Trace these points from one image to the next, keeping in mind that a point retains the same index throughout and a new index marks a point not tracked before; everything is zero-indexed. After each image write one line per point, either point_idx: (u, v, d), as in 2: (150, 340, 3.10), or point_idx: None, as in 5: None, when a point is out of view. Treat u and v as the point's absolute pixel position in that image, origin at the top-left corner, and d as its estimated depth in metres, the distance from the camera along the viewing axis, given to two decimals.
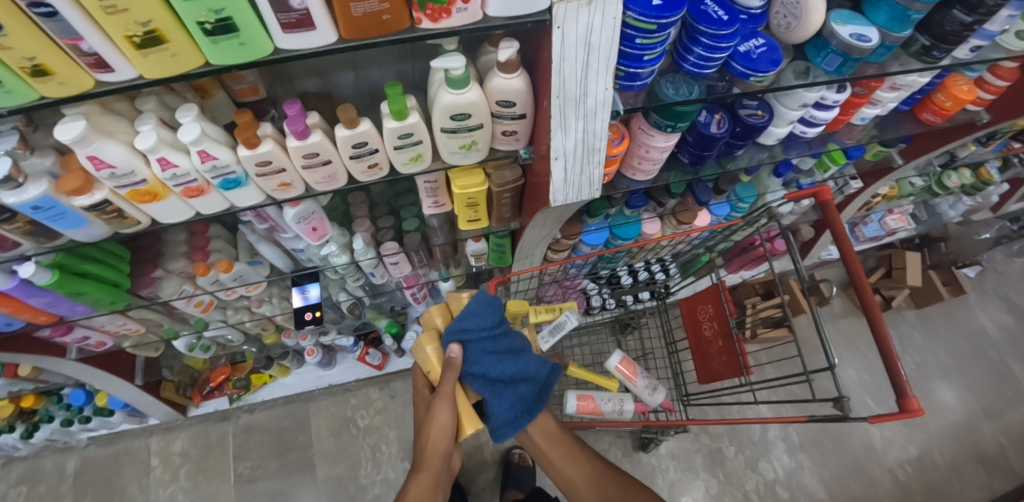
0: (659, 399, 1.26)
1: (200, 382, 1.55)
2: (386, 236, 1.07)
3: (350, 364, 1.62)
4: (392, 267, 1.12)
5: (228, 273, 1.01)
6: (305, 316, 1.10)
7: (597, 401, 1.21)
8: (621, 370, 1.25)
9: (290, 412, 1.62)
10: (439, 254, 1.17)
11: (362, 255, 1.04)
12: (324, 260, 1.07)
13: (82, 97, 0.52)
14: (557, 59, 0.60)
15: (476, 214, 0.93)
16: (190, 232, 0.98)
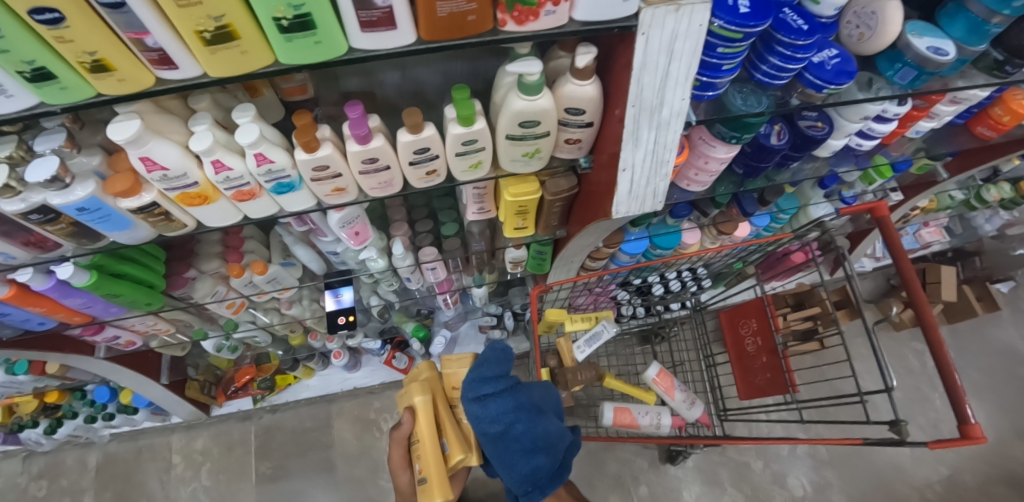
0: (698, 414, 1.22)
1: (225, 381, 1.53)
2: (425, 240, 1.04)
3: (375, 366, 1.58)
4: (429, 273, 1.09)
5: (262, 275, 0.98)
6: (339, 321, 1.05)
7: (636, 415, 1.18)
8: (660, 383, 1.21)
9: (313, 413, 1.60)
10: (476, 260, 1.14)
11: (400, 259, 1.01)
12: (361, 263, 1.04)
13: (140, 95, 0.49)
14: (637, 66, 0.56)
15: (525, 221, 0.89)
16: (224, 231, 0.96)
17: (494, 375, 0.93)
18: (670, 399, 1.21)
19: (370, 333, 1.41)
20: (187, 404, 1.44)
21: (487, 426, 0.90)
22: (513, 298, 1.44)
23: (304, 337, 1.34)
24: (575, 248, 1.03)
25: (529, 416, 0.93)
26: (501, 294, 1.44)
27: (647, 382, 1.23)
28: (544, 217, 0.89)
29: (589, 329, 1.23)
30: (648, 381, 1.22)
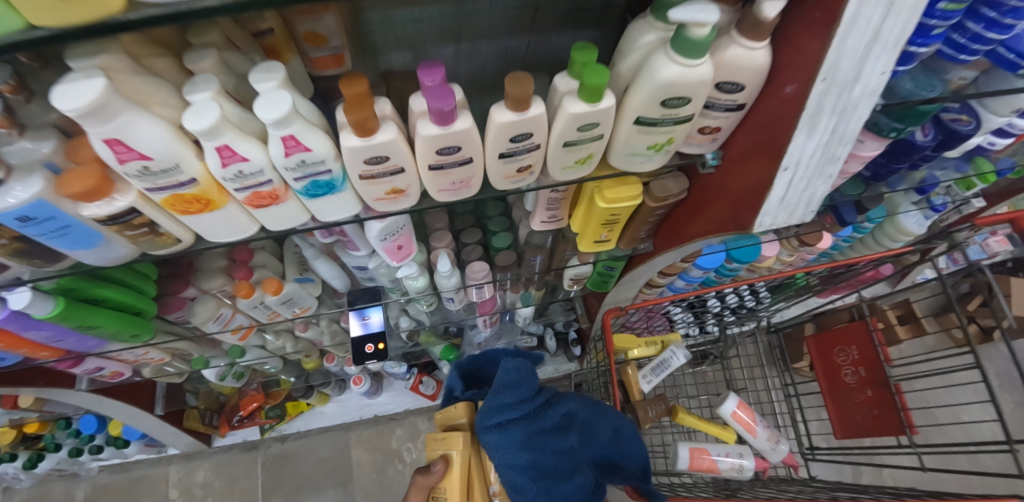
0: (784, 454, 1.04)
1: (228, 409, 1.30)
2: (473, 254, 0.87)
3: (397, 391, 1.38)
4: (475, 293, 0.91)
5: (276, 296, 0.83)
6: (365, 350, 0.91)
7: (715, 458, 0.99)
8: (740, 418, 1.03)
9: (327, 442, 1.39)
10: (528, 276, 0.96)
11: (445, 277, 0.84)
12: (394, 280, 0.87)
13: (101, 27, 0.32)
14: (846, 23, 0.38)
15: (610, 233, 0.72)
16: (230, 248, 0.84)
17: (521, 390, 0.69)
18: (752, 438, 1.03)
19: (395, 358, 1.27)
20: (186, 435, 1.26)
21: (516, 453, 0.65)
22: (554, 314, 1.29)
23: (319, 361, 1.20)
24: (655, 264, 0.85)
25: (567, 440, 0.70)
26: (543, 311, 1.26)
27: (724, 417, 1.04)
28: (634, 230, 0.72)
29: (656, 355, 1.05)
30: (726, 416, 1.04)
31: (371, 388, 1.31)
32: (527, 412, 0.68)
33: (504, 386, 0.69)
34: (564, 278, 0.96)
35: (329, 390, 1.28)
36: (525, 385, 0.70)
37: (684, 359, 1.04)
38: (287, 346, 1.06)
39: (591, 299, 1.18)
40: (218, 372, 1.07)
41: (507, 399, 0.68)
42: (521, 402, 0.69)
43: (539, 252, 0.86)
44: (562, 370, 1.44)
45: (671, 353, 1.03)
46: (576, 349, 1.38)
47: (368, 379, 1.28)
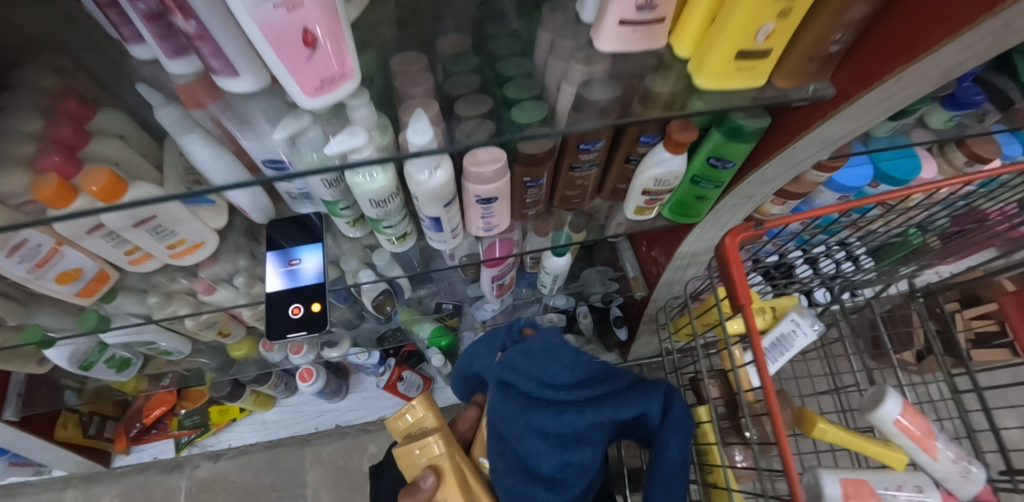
0: (980, 487, 0.66)
1: (126, 419, 0.90)
2: (476, 134, 0.48)
3: (368, 392, 1.01)
4: (479, 212, 0.52)
5: (119, 208, 0.46)
6: (288, 314, 0.54)
7: (882, 497, 0.61)
8: (907, 429, 0.64)
9: (274, 464, 0.98)
10: (569, 191, 0.57)
11: (420, 172, 0.45)
12: (335, 181, 0.48)
13: None
14: None
15: (775, 28, 0.38)
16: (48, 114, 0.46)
17: (565, 359, 0.58)
18: (930, 462, 0.65)
19: (362, 343, 0.88)
20: (69, 454, 0.83)
21: (511, 420, 0.57)
22: (589, 285, 0.89)
23: (251, 347, 0.80)
24: (807, 150, 0.48)
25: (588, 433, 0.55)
26: (573, 275, 0.87)
27: (881, 429, 0.66)
28: (797, 56, 0.40)
29: (768, 329, 0.68)
30: (884, 426, 0.65)
31: (330, 387, 0.92)
32: (546, 395, 0.56)
33: (545, 352, 0.59)
34: (629, 198, 0.58)
35: (269, 386, 0.89)
36: (563, 358, 0.58)
37: (816, 337, 0.66)
38: (183, 316, 0.66)
39: (648, 249, 0.80)
40: (76, 355, 0.64)
41: (528, 369, 0.58)
42: (569, 385, 0.57)
43: (597, 130, 0.48)
44: (600, 362, 1.04)
45: (794, 326, 0.66)
46: (621, 332, 0.96)
47: (324, 373, 0.89)
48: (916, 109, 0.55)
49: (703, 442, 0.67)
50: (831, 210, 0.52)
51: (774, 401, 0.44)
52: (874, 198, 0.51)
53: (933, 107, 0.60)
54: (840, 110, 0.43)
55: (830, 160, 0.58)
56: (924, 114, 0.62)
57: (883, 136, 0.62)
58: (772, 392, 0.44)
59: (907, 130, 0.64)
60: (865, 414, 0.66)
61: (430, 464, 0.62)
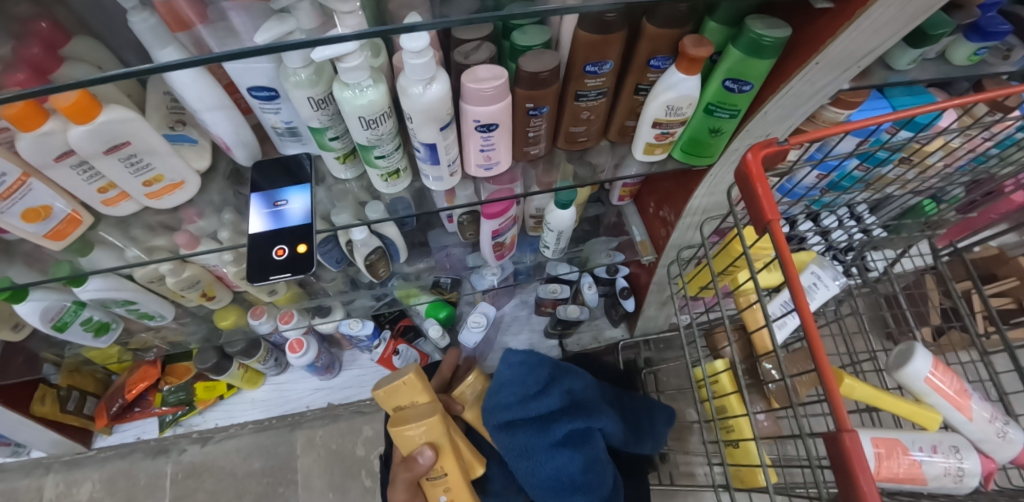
0: (1018, 449, 0.64)
1: (108, 395, 0.85)
2: (475, 55, 0.45)
3: (362, 369, 0.96)
4: (478, 142, 0.49)
5: (90, 129, 0.42)
6: (272, 256, 0.50)
7: (918, 458, 0.60)
8: (938, 387, 0.61)
9: (264, 448, 0.93)
10: (575, 128, 0.54)
11: (414, 84, 0.41)
12: (324, 101, 0.44)
13: None
14: None
15: None
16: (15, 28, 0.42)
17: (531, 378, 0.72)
18: (964, 421, 0.63)
19: (356, 313, 0.83)
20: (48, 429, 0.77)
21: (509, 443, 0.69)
22: (594, 255, 0.85)
23: (240, 317, 0.76)
24: (828, 68, 0.46)
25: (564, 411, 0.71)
26: (576, 243, 0.83)
27: (911, 388, 0.63)
28: None
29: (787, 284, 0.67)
30: (914, 385, 0.62)
31: (321, 362, 0.88)
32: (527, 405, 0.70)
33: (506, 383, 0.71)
34: (638, 134, 0.55)
35: (258, 359, 0.85)
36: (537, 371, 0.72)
37: (837, 289, 0.65)
38: (166, 274, 0.62)
39: (657, 210, 0.76)
40: (51, 315, 0.60)
41: (507, 395, 0.71)
42: (528, 394, 0.71)
43: (606, 49, 0.45)
44: (603, 340, 1.00)
45: (816, 279, 0.65)
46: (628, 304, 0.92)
47: (315, 345, 0.84)
48: (941, 36, 0.54)
49: (721, 399, 0.64)
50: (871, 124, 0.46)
51: (829, 365, 0.36)
52: (916, 110, 0.45)
53: (956, 39, 0.60)
54: (855, 17, 0.40)
55: (849, 93, 0.57)
56: (946, 49, 0.62)
57: (901, 72, 0.59)
58: (826, 363, 0.36)
59: (925, 70, 0.61)
60: (892, 373, 0.63)
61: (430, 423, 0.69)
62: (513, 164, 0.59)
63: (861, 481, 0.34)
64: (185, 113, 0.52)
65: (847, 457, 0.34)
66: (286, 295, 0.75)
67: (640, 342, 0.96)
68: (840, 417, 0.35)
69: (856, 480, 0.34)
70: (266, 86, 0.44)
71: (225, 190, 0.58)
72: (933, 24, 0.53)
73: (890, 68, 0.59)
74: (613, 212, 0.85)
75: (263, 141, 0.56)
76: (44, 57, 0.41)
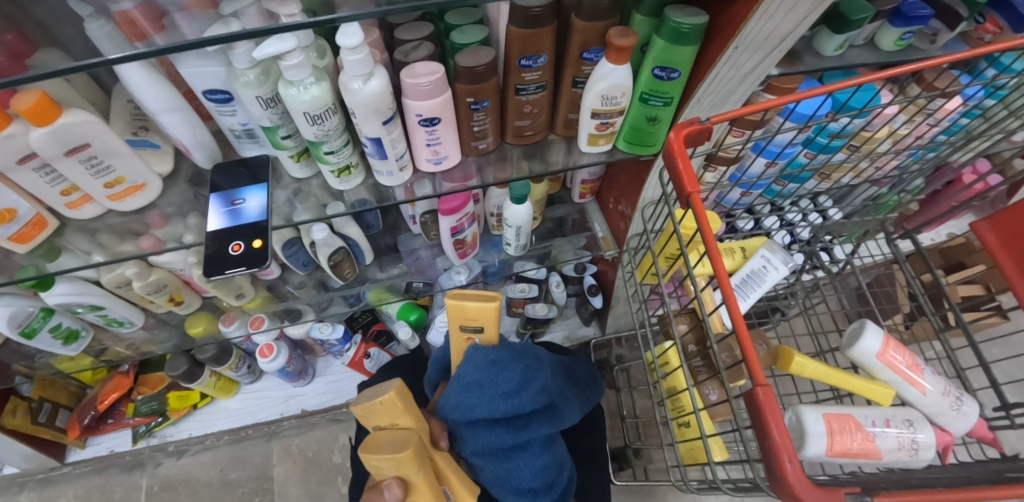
0: (973, 421, 0.66)
1: (79, 408, 0.85)
2: (415, 53, 0.48)
3: (336, 376, 0.97)
4: (424, 136, 0.52)
5: (47, 133, 0.44)
6: (228, 252, 0.51)
7: (871, 432, 0.61)
8: (890, 361, 0.65)
9: (240, 458, 0.93)
10: (520, 122, 0.57)
11: (353, 80, 0.44)
12: (272, 100, 0.47)
13: None
14: None
15: None
16: None
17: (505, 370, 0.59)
18: (918, 396, 0.65)
19: (328, 317, 0.85)
20: (19, 442, 0.78)
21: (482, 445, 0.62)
22: (561, 253, 0.88)
23: (210, 324, 0.78)
24: (749, 51, 0.50)
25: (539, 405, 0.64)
26: (541, 240, 0.86)
27: (866, 365, 0.66)
28: None
29: (738, 269, 0.69)
30: (868, 362, 0.65)
31: (293, 367, 0.89)
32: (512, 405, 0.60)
33: (475, 386, 0.59)
34: (581, 126, 0.58)
35: (231, 366, 0.86)
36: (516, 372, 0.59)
37: (787, 271, 0.67)
38: (133, 278, 0.64)
39: (616, 204, 0.79)
40: (18, 321, 0.61)
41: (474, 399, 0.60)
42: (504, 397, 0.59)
43: (538, 42, 0.48)
44: (576, 338, 1.02)
45: (765, 262, 0.67)
46: (597, 301, 0.94)
47: (286, 349, 0.86)
48: (862, 21, 0.57)
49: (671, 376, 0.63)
50: (790, 101, 0.49)
51: (748, 332, 0.38)
52: (836, 85, 0.49)
53: (882, 26, 0.64)
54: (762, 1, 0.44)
55: (782, 80, 0.62)
56: (875, 35, 0.66)
57: (832, 58, 0.63)
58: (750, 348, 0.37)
59: (853, 57, 0.65)
60: (847, 351, 0.66)
61: (396, 480, 0.52)
62: (466, 160, 0.62)
63: (773, 431, 0.36)
64: (147, 119, 0.55)
65: (761, 410, 0.37)
66: (255, 300, 0.78)
67: (611, 339, 0.98)
68: (755, 372, 0.37)
69: (769, 432, 0.36)
70: (219, 88, 0.47)
71: (186, 192, 0.59)
72: (854, 10, 0.57)
73: (820, 55, 0.63)
74: (576, 210, 0.88)
75: (224, 145, 0.58)
76: (7, 65, 0.44)
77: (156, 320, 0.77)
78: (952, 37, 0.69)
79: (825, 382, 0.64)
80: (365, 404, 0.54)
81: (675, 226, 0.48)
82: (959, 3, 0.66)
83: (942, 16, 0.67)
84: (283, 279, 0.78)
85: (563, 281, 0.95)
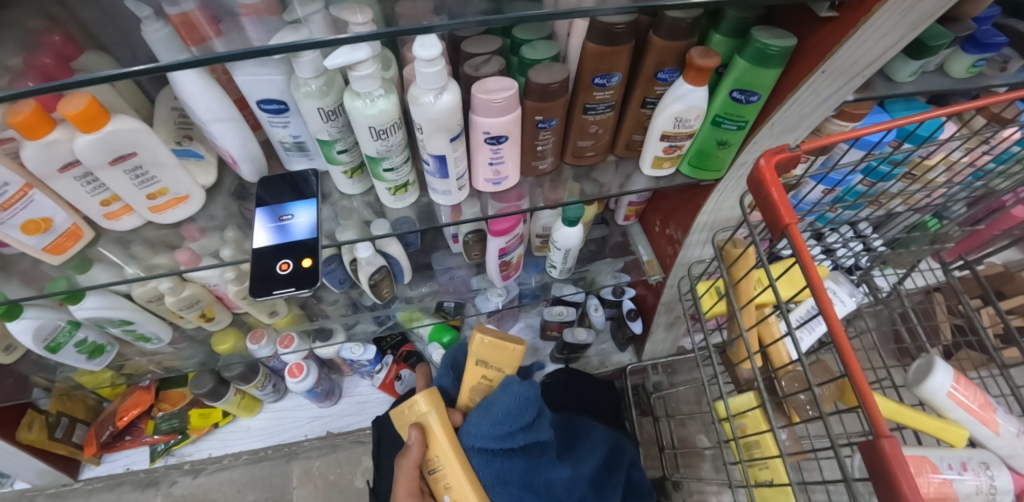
0: None
1: (98, 423, 0.82)
2: (485, 68, 0.45)
3: (363, 397, 0.93)
4: (488, 154, 0.49)
5: (93, 140, 0.41)
6: (276, 270, 0.49)
7: (947, 477, 0.57)
8: (961, 401, 0.60)
9: (258, 478, 0.89)
10: (582, 142, 0.54)
11: (425, 94, 0.41)
12: (334, 113, 0.44)
13: None
14: None
15: None
16: (29, 42, 0.42)
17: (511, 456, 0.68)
18: (992, 436, 0.61)
19: (358, 337, 0.82)
20: (35, 457, 0.75)
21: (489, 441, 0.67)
22: (599, 277, 0.84)
23: (238, 341, 0.74)
24: (834, 76, 0.46)
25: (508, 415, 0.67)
26: (582, 262, 0.83)
27: (933, 404, 0.61)
28: None
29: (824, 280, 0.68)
30: (936, 401, 0.60)
31: (321, 388, 0.86)
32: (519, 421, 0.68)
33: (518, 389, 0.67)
34: (646, 147, 0.55)
35: (256, 384, 0.82)
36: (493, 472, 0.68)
37: (853, 303, 0.70)
38: (165, 293, 0.61)
39: (663, 228, 0.75)
40: (43, 335, 0.58)
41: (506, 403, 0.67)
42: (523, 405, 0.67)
43: (614, 61, 0.45)
44: (611, 364, 0.99)
45: (832, 293, 0.70)
46: (636, 326, 0.91)
47: (315, 370, 0.82)
48: (941, 47, 0.54)
49: (752, 436, 0.54)
50: (880, 130, 0.46)
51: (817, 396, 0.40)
52: (916, 117, 0.46)
53: (953, 52, 0.61)
54: (862, 22, 0.41)
55: (852, 106, 0.58)
56: (945, 61, 0.62)
57: (904, 84, 0.59)
58: (863, 382, 0.35)
59: (924, 83, 0.61)
60: (914, 388, 0.61)
61: (416, 426, 0.66)
62: (521, 180, 0.59)
63: (903, 487, 0.33)
64: (192, 128, 0.52)
65: (887, 464, 0.34)
66: (287, 317, 0.75)
67: (647, 365, 0.96)
68: (877, 423, 0.34)
69: (898, 488, 0.33)
70: (276, 99, 0.44)
71: (230, 206, 0.57)
72: (933, 35, 0.53)
73: (891, 80, 0.59)
74: (618, 232, 0.85)
75: (270, 157, 0.56)
76: (54, 68, 0.42)
77: (182, 335, 0.73)
78: None
79: (899, 417, 0.60)
80: (495, 344, 0.67)
81: (760, 254, 0.45)
82: None
83: (1015, 42, 0.64)
84: (316, 296, 0.75)
85: (601, 304, 0.92)
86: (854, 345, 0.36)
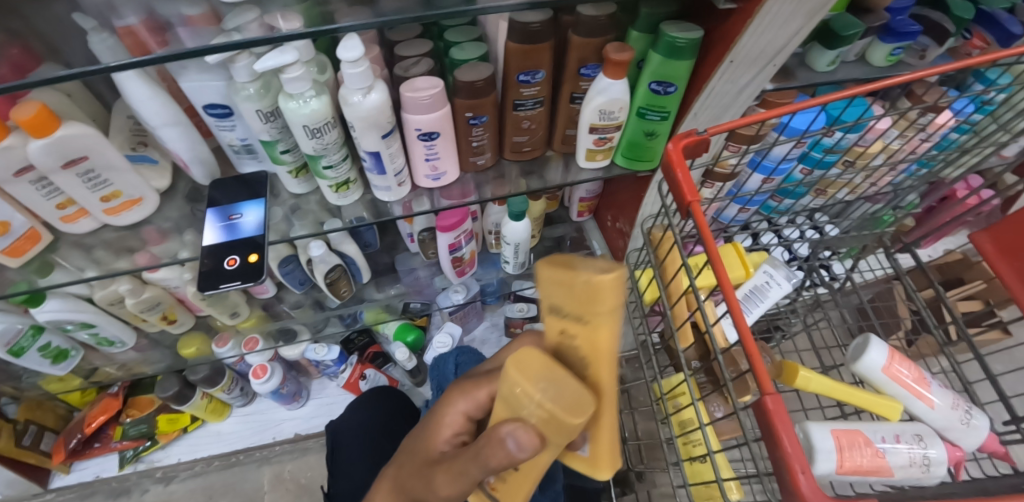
0: (984, 435, 0.65)
1: (66, 431, 0.84)
2: (415, 68, 0.48)
3: (330, 398, 0.95)
4: (423, 150, 0.53)
5: (44, 143, 0.43)
6: (224, 266, 0.51)
7: (881, 448, 0.60)
8: (896, 375, 0.63)
9: (230, 483, 0.90)
10: (518, 137, 0.57)
11: (354, 93, 0.44)
12: (272, 114, 0.47)
13: None
14: None
15: None
16: None
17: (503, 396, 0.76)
18: (927, 410, 0.64)
19: (323, 338, 0.84)
20: (3, 466, 0.76)
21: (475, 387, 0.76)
22: None
23: (203, 344, 0.76)
24: (743, 65, 0.50)
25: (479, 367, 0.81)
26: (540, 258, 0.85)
27: (871, 380, 0.64)
28: None
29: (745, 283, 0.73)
30: (872, 376, 0.63)
31: (286, 389, 0.87)
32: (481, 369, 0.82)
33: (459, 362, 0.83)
34: (579, 141, 0.59)
35: (223, 388, 0.84)
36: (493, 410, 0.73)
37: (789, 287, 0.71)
38: (125, 295, 0.63)
39: (614, 222, 0.78)
40: (6, 338, 0.60)
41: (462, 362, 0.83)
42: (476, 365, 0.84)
43: (537, 57, 0.49)
44: None
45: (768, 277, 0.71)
46: None
47: (280, 371, 0.84)
48: (853, 36, 0.57)
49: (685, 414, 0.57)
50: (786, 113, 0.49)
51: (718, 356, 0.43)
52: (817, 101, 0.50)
53: (871, 42, 0.64)
54: (756, 16, 0.45)
55: (774, 94, 0.62)
56: (866, 51, 0.66)
57: (824, 73, 0.63)
58: (751, 347, 0.37)
59: (845, 73, 0.65)
60: (851, 366, 0.64)
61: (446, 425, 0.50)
62: (464, 177, 0.61)
63: (784, 440, 0.35)
64: (147, 135, 0.55)
65: (770, 418, 0.36)
66: (250, 319, 0.77)
67: None
68: (762, 381, 0.37)
69: (780, 442, 0.36)
70: (220, 103, 0.47)
71: (184, 208, 0.59)
72: (843, 26, 0.57)
73: (813, 70, 0.63)
74: (573, 228, 0.87)
75: (223, 162, 0.59)
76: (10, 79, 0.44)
77: (149, 341, 0.76)
78: (941, 53, 0.70)
79: (838, 396, 0.61)
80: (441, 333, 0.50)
81: (676, 237, 0.48)
82: (946, 19, 0.66)
83: (931, 32, 0.67)
84: (279, 298, 0.78)
85: None
86: (745, 313, 0.38)
